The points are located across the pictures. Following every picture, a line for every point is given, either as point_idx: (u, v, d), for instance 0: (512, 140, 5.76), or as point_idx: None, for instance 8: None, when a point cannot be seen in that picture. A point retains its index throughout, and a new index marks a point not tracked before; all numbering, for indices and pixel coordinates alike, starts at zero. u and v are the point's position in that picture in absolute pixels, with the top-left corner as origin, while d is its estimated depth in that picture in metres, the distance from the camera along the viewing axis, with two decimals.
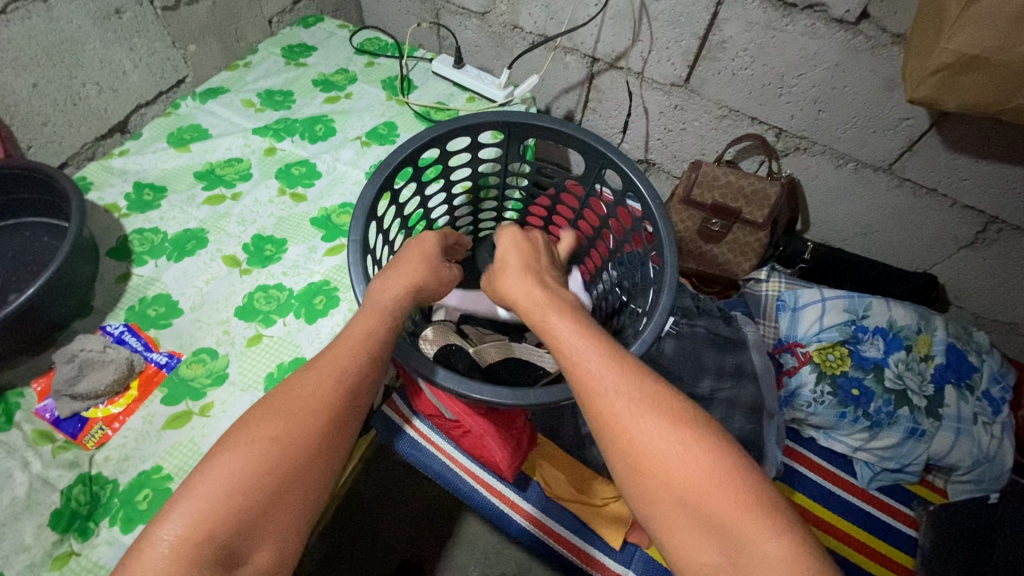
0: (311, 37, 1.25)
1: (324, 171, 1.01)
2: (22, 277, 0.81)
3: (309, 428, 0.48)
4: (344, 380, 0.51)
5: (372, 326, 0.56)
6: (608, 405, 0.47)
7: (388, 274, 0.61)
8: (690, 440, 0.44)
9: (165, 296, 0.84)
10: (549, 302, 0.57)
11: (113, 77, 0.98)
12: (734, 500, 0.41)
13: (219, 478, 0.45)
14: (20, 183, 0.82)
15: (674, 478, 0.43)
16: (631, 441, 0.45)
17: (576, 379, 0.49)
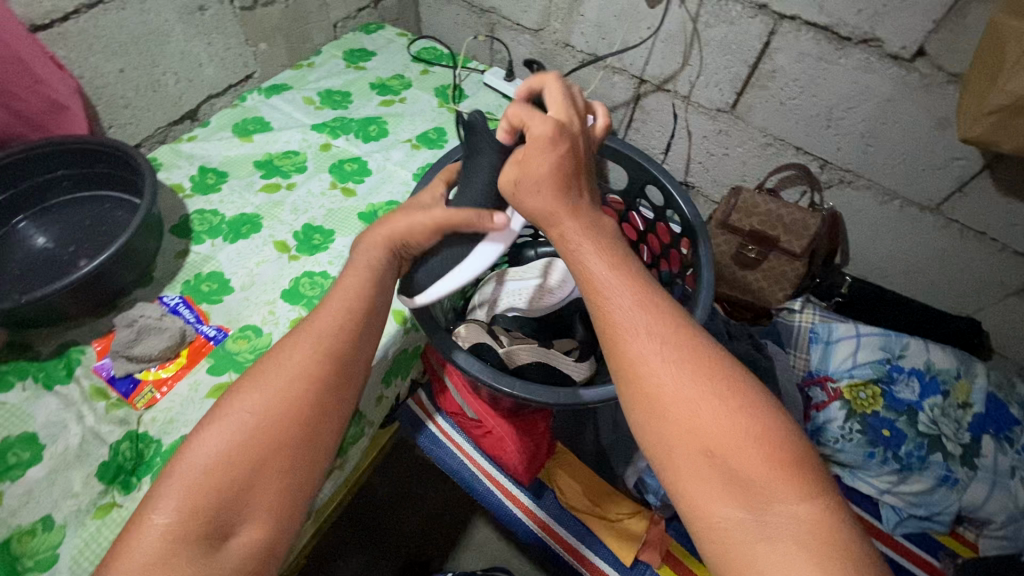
0: (372, 44, 1.32)
1: (374, 170, 1.06)
2: (94, 245, 0.88)
3: (292, 393, 0.53)
4: (323, 348, 0.55)
5: (350, 295, 0.59)
6: (636, 350, 0.45)
7: (361, 240, 0.63)
8: (718, 392, 0.42)
9: (218, 274, 0.89)
10: (578, 223, 0.51)
11: (191, 68, 1.06)
12: (760, 457, 0.40)
13: (217, 438, 0.50)
14: (101, 159, 0.89)
15: (699, 426, 0.41)
16: (658, 386, 0.43)
17: (606, 314, 0.47)
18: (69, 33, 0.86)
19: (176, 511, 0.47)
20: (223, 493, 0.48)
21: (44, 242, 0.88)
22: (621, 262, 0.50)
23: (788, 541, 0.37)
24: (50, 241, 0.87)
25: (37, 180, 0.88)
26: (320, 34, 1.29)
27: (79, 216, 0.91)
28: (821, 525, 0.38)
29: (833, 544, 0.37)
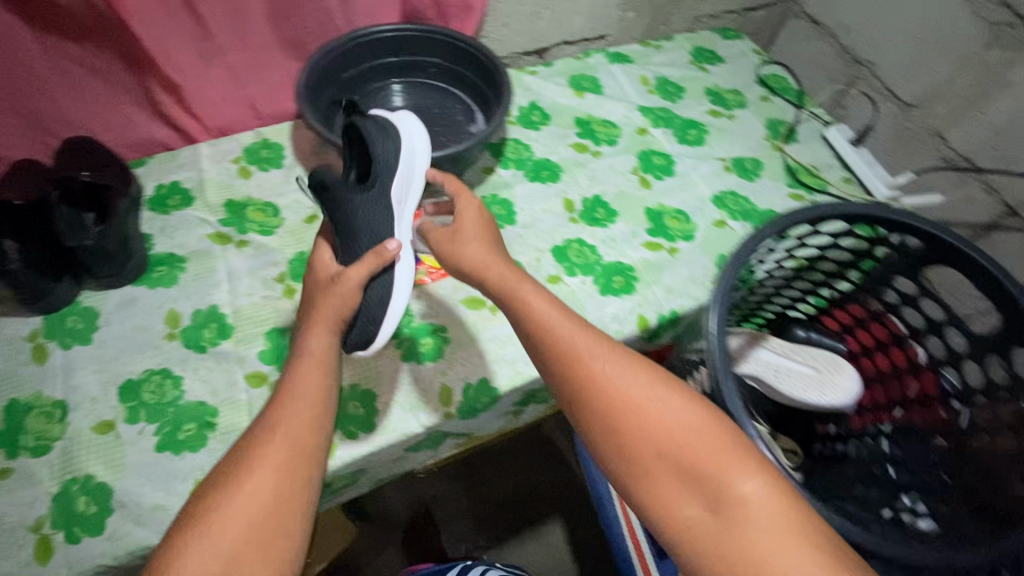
0: (723, 49, 1.25)
1: (678, 173, 1.02)
2: (431, 133, 0.98)
3: (269, 481, 0.55)
4: (299, 429, 0.59)
5: (317, 376, 0.62)
6: (602, 386, 0.58)
7: (313, 325, 0.65)
8: (669, 407, 0.56)
9: (509, 203, 0.96)
10: (556, 314, 0.63)
11: (567, 12, 1.10)
12: (709, 444, 0.54)
13: (210, 536, 0.52)
14: (472, 63, 0.98)
15: (665, 435, 0.55)
16: (619, 404, 0.57)
17: (578, 360, 0.60)
18: None
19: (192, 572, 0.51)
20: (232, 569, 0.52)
21: (397, 113, 1.00)
22: (583, 333, 0.62)
23: (747, 521, 0.50)
24: (401, 114, 1.00)
25: (416, 59, 1.00)
26: (679, 20, 1.26)
27: (427, 101, 1.02)
28: (767, 496, 0.51)
29: (772, 504, 0.51)
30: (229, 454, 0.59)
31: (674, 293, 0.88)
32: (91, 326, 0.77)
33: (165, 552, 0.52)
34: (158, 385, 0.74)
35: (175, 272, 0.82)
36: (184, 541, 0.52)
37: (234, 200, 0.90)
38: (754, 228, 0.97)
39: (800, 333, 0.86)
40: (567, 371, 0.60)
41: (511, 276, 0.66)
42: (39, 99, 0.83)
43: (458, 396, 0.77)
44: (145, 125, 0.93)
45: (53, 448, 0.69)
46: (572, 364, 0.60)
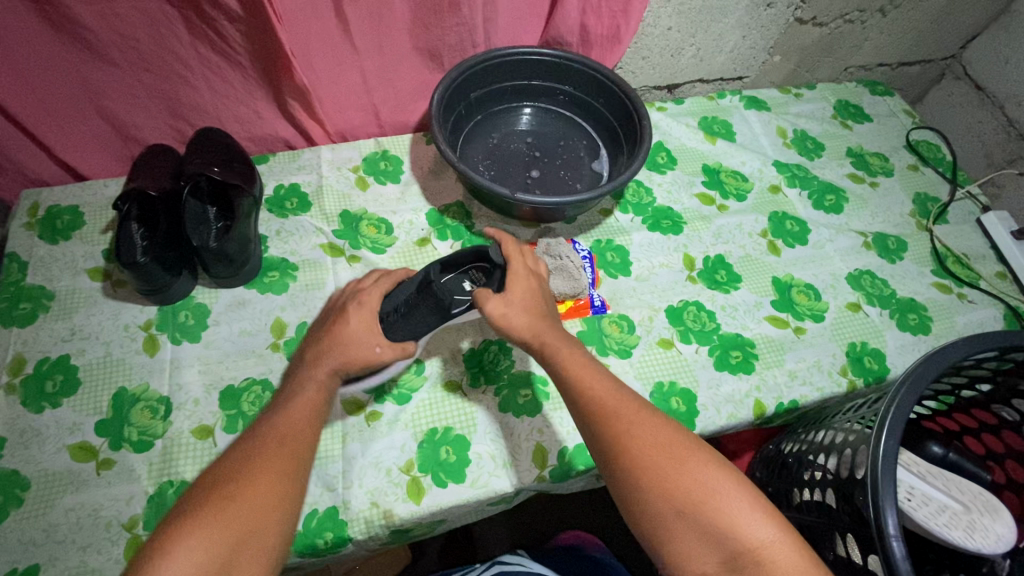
0: (870, 105, 1.14)
1: (812, 243, 0.93)
2: (552, 165, 0.93)
3: (266, 489, 0.53)
4: (292, 435, 0.58)
5: (313, 399, 0.62)
6: (629, 448, 0.58)
7: (320, 357, 0.66)
8: (683, 464, 0.57)
9: (625, 251, 0.89)
10: (577, 368, 0.64)
11: (711, 50, 1.03)
12: (725, 497, 0.55)
13: (196, 544, 0.48)
14: (606, 97, 0.92)
15: (681, 490, 0.55)
16: (633, 457, 0.57)
17: (595, 410, 0.61)
18: None
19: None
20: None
21: (518, 138, 0.96)
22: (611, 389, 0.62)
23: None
24: (522, 140, 0.95)
25: (547, 85, 0.94)
26: (825, 68, 1.16)
27: (550, 129, 0.97)
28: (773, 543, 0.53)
29: (781, 554, 0.52)
30: (208, 473, 0.56)
31: (797, 380, 0.80)
32: (201, 324, 0.77)
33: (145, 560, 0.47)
34: (257, 396, 0.73)
35: (286, 279, 0.81)
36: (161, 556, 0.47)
37: (350, 210, 0.88)
38: (893, 317, 0.88)
39: (936, 450, 0.73)
40: (594, 427, 0.60)
41: (548, 334, 0.67)
42: (181, 88, 0.84)
43: (553, 459, 0.72)
44: (272, 122, 0.92)
45: (153, 446, 0.69)
46: (599, 421, 0.60)
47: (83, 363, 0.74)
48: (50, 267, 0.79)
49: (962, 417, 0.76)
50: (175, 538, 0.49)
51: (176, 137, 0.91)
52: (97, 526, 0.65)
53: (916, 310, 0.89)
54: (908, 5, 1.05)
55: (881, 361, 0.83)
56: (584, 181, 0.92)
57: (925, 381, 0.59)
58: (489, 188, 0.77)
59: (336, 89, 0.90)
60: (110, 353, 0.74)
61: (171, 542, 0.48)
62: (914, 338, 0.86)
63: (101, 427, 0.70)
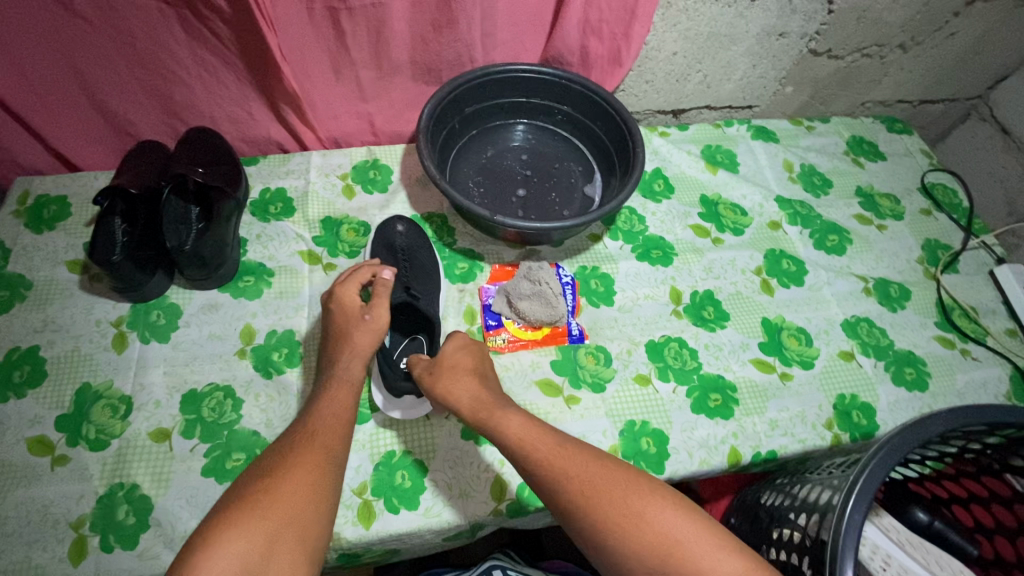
0: (886, 143, 1.09)
1: (808, 285, 0.89)
2: (542, 186, 0.91)
3: (304, 482, 0.54)
4: (324, 434, 0.59)
5: (345, 396, 0.64)
6: (606, 498, 0.56)
7: (341, 351, 0.69)
8: (652, 514, 0.55)
9: (610, 279, 0.86)
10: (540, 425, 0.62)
11: (719, 77, 1.00)
12: (705, 543, 0.53)
13: (238, 539, 0.49)
14: (603, 120, 0.89)
15: (653, 543, 0.53)
16: (609, 506, 0.56)
17: (542, 468, 0.58)
18: (677, 4, 0.84)
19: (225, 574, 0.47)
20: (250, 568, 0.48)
21: (511, 156, 0.94)
22: (558, 450, 0.59)
23: None
24: (515, 158, 0.93)
25: (544, 103, 0.92)
26: (841, 102, 1.11)
27: (545, 149, 0.95)
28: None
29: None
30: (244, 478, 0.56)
31: (778, 430, 0.77)
32: (172, 324, 0.77)
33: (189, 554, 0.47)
34: (218, 402, 0.72)
35: (261, 285, 0.81)
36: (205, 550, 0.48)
37: (333, 217, 0.88)
38: (888, 370, 0.83)
39: (921, 517, 0.68)
40: (568, 481, 0.57)
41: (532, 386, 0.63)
42: (176, 88, 0.84)
43: (511, 493, 0.70)
44: (265, 125, 0.92)
45: (109, 445, 0.69)
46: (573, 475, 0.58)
47: (52, 355, 0.74)
48: (32, 256, 0.80)
49: (952, 485, 0.71)
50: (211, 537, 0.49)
51: (170, 135, 0.91)
52: (44, 523, 0.64)
53: (913, 364, 0.84)
54: (931, 42, 1.01)
55: (871, 416, 0.79)
56: (574, 204, 0.90)
57: (892, 460, 0.57)
58: (469, 208, 0.75)
59: (331, 96, 0.89)
60: (79, 347, 0.75)
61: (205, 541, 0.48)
62: (909, 394, 0.81)
63: (61, 421, 0.70)
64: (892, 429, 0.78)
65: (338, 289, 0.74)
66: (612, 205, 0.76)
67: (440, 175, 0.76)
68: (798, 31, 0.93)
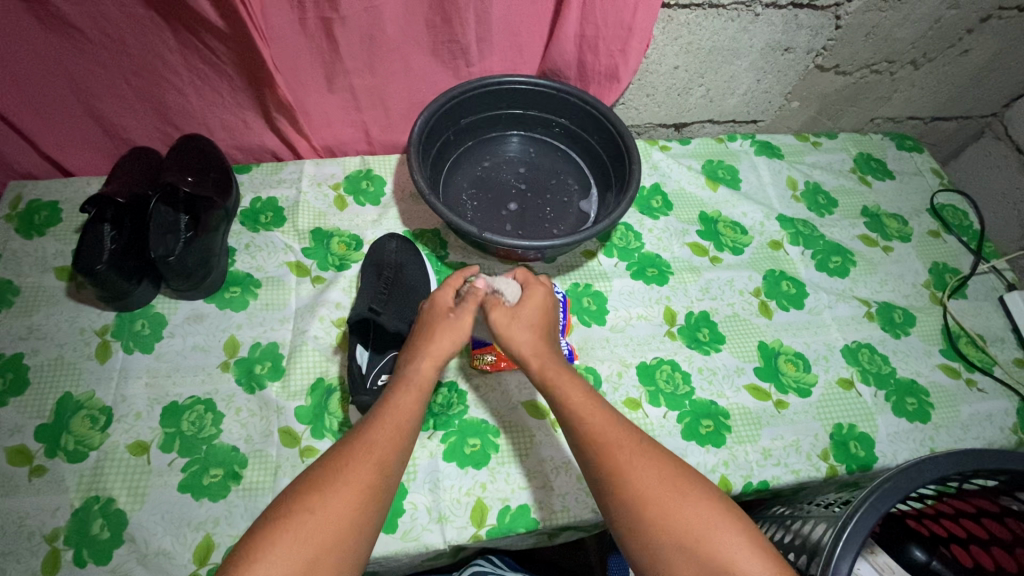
0: (895, 161, 1.06)
1: (809, 308, 0.87)
2: (537, 200, 0.89)
3: (348, 512, 0.50)
4: (380, 449, 0.55)
5: (408, 409, 0.58)
6: (625, 472, 0.55)
7: (418, 352, 0.62)
8: (686, 496, 0.54)
9: (602, 298, 0.84)
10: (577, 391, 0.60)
11: (722, 91, 0.97)
12: (721, 526, 0.52)
13: (280, 561, 0.47)
14: (600, 134, 0.87)
15: (676, 520, 0.52)
16: (627, 482, 0.54)
17: (589, 441, 0.57)
18: (678, 18, 0.82)
19: None
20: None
21: (507, 169, 0.92)
22: (594, 407, 0.59)
23: None
24: (510, 171, 0.92)
25: (542, 116, 0.90)
26: (849, 117, 1.08)
27: (542, 162, 0.93)
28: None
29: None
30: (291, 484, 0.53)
31: (770, 460, 0.74)
32: (156, 335, 0.77)
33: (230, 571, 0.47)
34: (198, 416, 0.71)
35: (248, 296, 0.80)
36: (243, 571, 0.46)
37: (322, 228, 0.87)
38: (888, 399, 0.80)
39: (918, 556, 0.65)
40: (596, 456, 0.56)
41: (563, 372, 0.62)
42: (169, 95, 0.83)
43: (492, 518, 0.68)
44: (259, 133, 0.91)
45: (87, 457, 0.68)
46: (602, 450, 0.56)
47: (35, 363, 0.74)
48: (21, 262, 0.80)
49: (951, 524, 0.67)
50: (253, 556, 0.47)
51: (163, 141, 0.91)
52: (19, 535, 0.63)
53: (915, 394, 0.81)
54: (944, 59, 0.98)
55: (869, 448, 0.76)
56: (569, 220, 0.88)
57: (890, 500, 0.55)
58: (458, 224, 0.73)
59: (324, 105, 0.88)
60: (62, 356, 0.74)
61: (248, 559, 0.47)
62: (909, 426, 0.78)
63: (41, 431, 0.69)
64: (891, 462, 0.76)
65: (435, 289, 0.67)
66: (605, 223, 0.74)
67: (430, 190, 0.74)
68: (804, 46, 0.91)
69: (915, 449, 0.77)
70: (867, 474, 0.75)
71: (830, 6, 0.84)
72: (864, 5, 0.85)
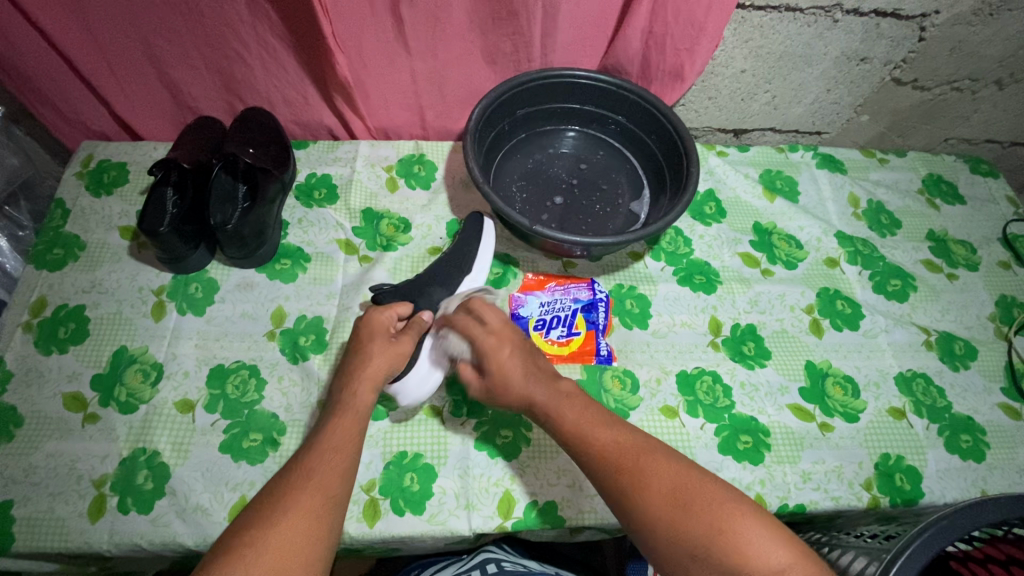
0: (967, 185, 1.00)
1: (863, 331, 0.83)
2: (587, 197, 0.88)
3: (301, 520, 0.52)
4: (326, 463, 0.57)
5: (349, 426, 0.61)
6: (649, 470, 0.57)
7: (352, 377, 0.64)
8: (690, 504, 0.54)
9: (646, 301, 0.83)
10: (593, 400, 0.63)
11: (789, 99, 0.94)
12: (733, 514, 0.54)
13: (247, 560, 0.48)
14: (658, 133, 0.85)
15: (696, 513, 0.54)
16: (655, 477, 0.56)
17: (611, 443, 0.59)
18: (751, 20, 0.80)
19: None
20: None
21: (558, 164, 0.91)
22: (595, 422, 0.61)
23: None
24: (561, 167, 0.91)
25: (599, 111, 0.89)
26: (921, 136, 1.03)
27: (594, 159, 0.92)
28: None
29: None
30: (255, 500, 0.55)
31: (809, 484, 0.71)
32: (208, 299, 0.79)
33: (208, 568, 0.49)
34: (242, 380, 0.73)
35: (297, 269, 0.82)
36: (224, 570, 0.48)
37: (373, 208, 0.88)
38: (941, 434, 0.76)
39: None
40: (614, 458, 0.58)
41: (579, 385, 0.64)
42: (237, 68, 0.85)
43: (519, 511, 0.68)
44: (317, 111, 0.93)
45: (138, 410, 0.71)
46: (621, 450, 0.58)
47: (95, 316, 0.77)
48: (88, 219, 0.84)
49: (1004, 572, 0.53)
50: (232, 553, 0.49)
51: (227, 112, 0.93)
52: (70, 478, 0.66)
53: (971, 431, 0.77)
54: None
55: (916, 482, 0.72)
56: (618, 220, 0.87)
57: (946, 539, 0.52)
58: (508, 215, 0.73)
59: (384, 88, 0.89)
60: (121, 311, 0.78)
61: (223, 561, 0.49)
62: (962, 464, 0.74)
63: (96, 380, 0.73)
64: (939, 499, 0.72)
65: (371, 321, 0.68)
66: (658, 225, 0.73)
67: (483, 179, 0.74)
68: (882, 57, 0.87)
69: (966, 488, 0.73)
70: (911, 509, 0.72)
71: (915, 16, 0.81)
72: (952, 17, 0.81)
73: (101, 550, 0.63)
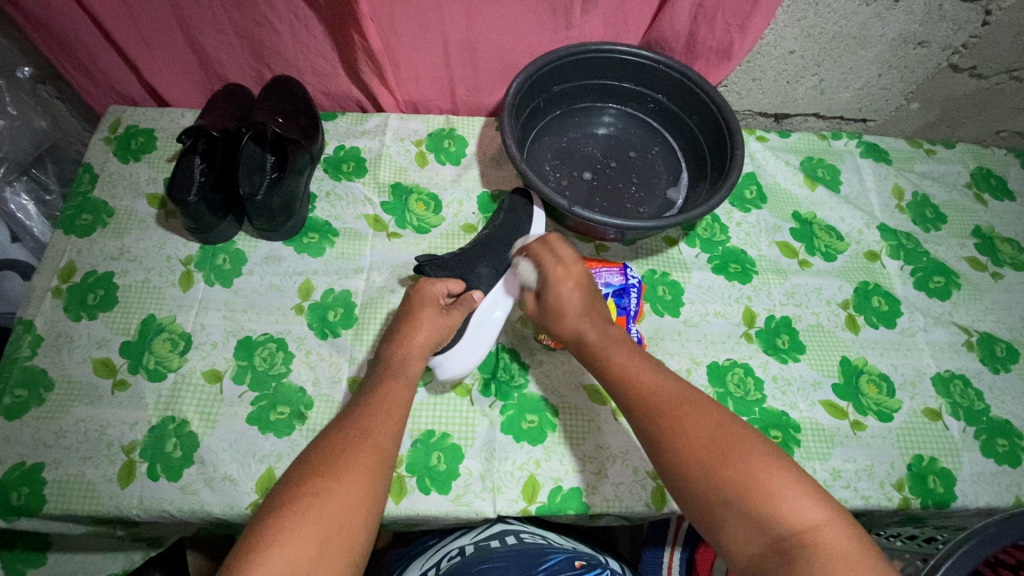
0: (1018, 180, 0.95)
1: (902, 329, 0.81)
2: (621, 178, 0.86)
3: (355, 483, 0.51)
4: (377, 429, 0.55)
5: (398, 393, 0.60)
6: (684, 422, 0.53)
7: (400, 342, 0.64)
8: (726, 452, 0.51)
9: (679, 288, 0.81)
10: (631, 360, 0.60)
11: (836, 84, 0.90)
12: (771, 466, 0.50)
13: (303, 516, 0.47)
14: (700, 114, 0.82)
15: (733, 470, 0.50)
16: (689, 431, 0.53)
17: (658, 406, 0.55)
18: None
19: (293, 540, 0.46)
20: (331, 548, 0.47)
21: (593, 143, 0.88)
22: (642, 366, 0.59)
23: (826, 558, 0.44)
24: (597, 146, 0.88)
25: (638, 90, 0.86)
26: (971, 127, 0.99)
27: (630, 139, 0.89)
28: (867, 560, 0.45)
29: (839, 544, 0.45)
30: (304, 455, 0.54)
31: (839, 481, 0.70)
32: (236, 270, 0.79)
33: (262, 522, 0.48)
34: (270, 353, 0.73)
35: (324, 243, 0.81)
36: (294, 521, 0.47)
37: (402, 183, 0.86)
38: (978, 437, 0.74)
39: None
40: (653, 412, 0.55)
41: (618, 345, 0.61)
42: (266, 35, 0.82)
43: (543, 496, 0.67)
44: (347, 81, 0.90)
45: (166, 378, 0.71)
46: (657, 405, 0.55)
47: (123, 283, 0.77)
48: (116, 185, 0.83)
49: None
50: (285, 509, 0.48)
51: (255, 79, 0.91)
52: (99, 442, 0.67)
53: (1008, 436, 0.75)
54: None
55: (949, 485, 0.71)
56: (652, 204, 0.84)
57: (997, 543, 0.51)
58: (546, 195, 0.70)
59: (416, 60, 0.86)
60: (148, 279, 0.77)
61: (278, 519, 0.47)
62: (997, 469, 0.72)
63: (126, 348, 0.73)
64: (971, 503, 0.70)
65: (421, 291, 0.68)
66: (700, 211, 0.70)
67: (521, 155, 0.72)
68: (941, 41, 0.82)
69: (1000, 494, 0.71)
70: (941, 512, 0.70)
71: None
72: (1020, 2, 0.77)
73: (131, 515, 0.64)
